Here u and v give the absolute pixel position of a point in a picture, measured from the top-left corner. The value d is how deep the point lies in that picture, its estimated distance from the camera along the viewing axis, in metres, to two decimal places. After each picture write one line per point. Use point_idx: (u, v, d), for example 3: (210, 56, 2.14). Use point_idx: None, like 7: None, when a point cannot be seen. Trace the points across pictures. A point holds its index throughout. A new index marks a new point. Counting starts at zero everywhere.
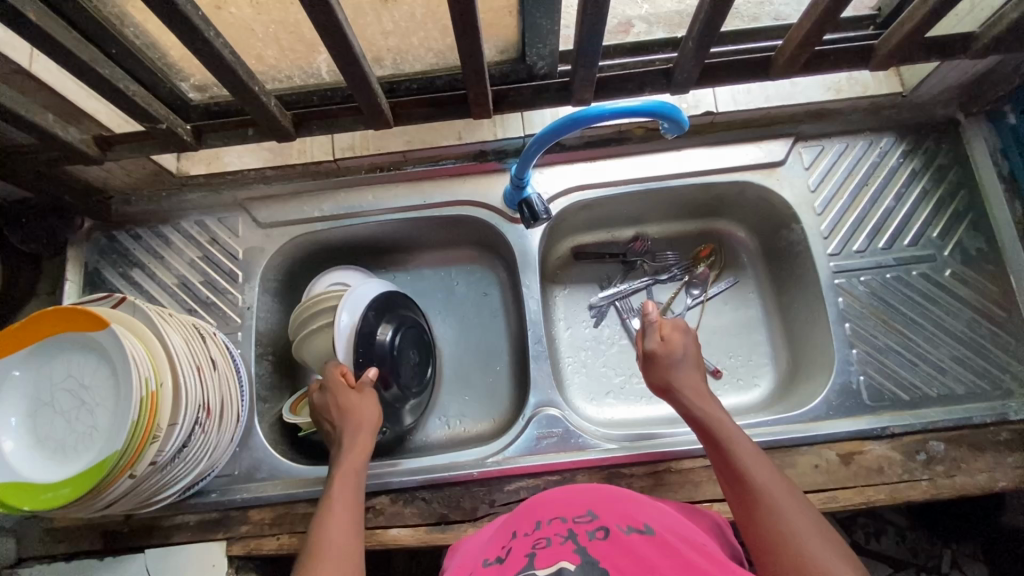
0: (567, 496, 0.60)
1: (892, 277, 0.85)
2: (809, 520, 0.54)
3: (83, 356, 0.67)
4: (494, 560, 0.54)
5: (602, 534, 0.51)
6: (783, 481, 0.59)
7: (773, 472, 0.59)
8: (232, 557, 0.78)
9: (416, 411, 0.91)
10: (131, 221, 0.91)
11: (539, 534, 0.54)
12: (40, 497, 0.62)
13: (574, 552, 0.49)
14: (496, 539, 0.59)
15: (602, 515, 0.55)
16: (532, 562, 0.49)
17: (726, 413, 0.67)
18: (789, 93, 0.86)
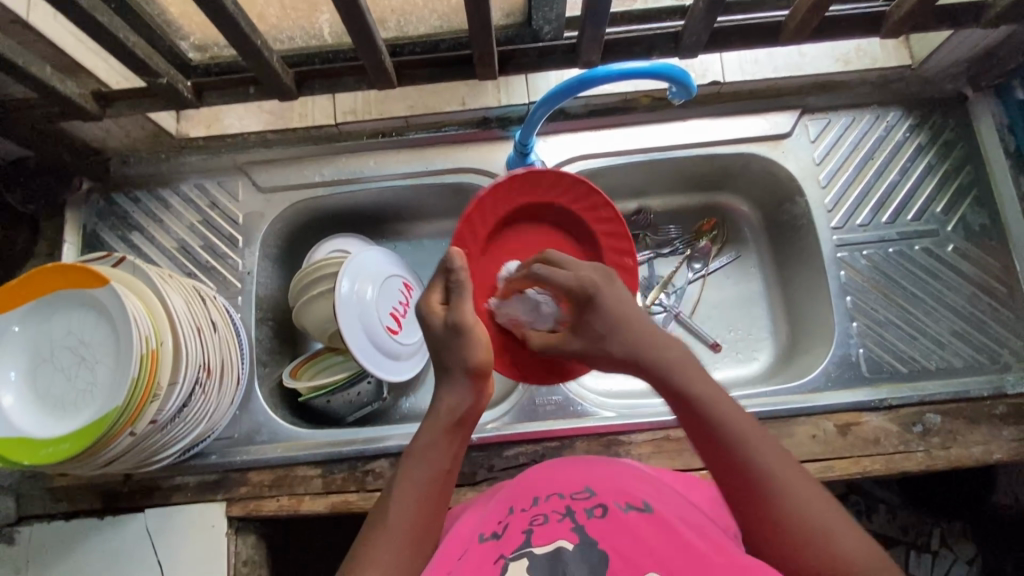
0: (566, 467, 0.60)
1: (895, 252, 0.85)
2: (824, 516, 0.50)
3: (82, 313, 0.67)
4: (490, 535, 0.54)
5: (600, 511, 0.52)
6: (786, 469, 0.52)
7: (775, 462, 0.52)
8: (232, 518, 0.79)
9: (395, 388, 0.95)
10: (130, 184, 0.90)
11: (537, 509, 0.55)
12: (40, 453, 0.62)
13: (572, 532, 0.50)
14: (492, 506, 0.60)
15: (600, 489, 0.55)
16: (529, 539, 0.51)
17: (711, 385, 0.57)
18: (798, 63, 0.86)
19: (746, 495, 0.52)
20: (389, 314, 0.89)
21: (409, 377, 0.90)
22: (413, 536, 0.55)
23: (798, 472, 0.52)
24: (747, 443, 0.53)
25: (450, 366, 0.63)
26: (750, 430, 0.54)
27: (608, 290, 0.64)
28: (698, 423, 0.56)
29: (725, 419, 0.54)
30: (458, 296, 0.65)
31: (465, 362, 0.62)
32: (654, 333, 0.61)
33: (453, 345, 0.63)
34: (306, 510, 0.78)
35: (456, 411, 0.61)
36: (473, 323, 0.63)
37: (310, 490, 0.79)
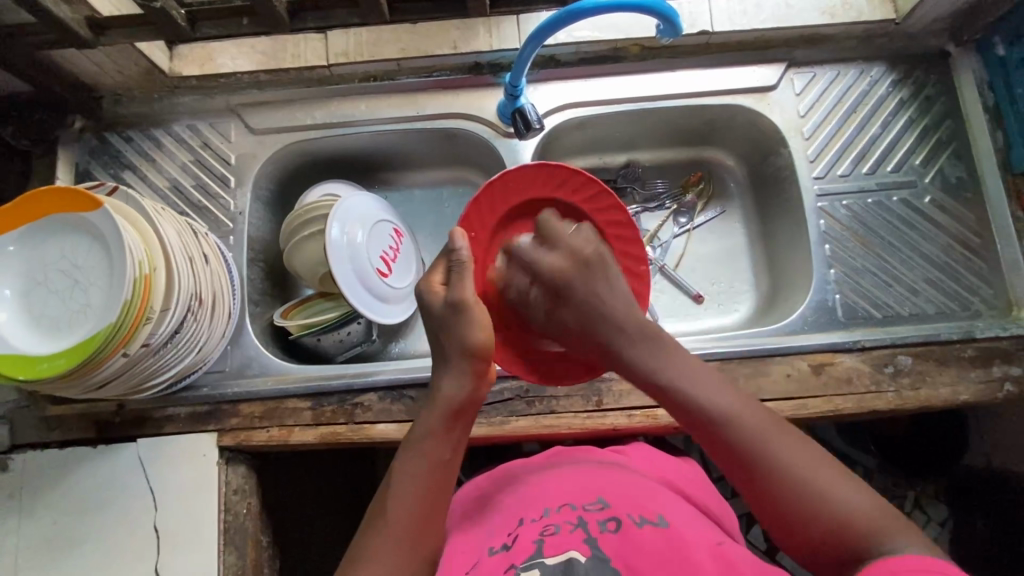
0: (575, 482, 0.64)
1: (873, 202, 0.87)
2: (819, 481, 0.50)
3: (76, 237, 0.68)
4: (501, 548, 0.58)
5: (613, 525, 0.55)
6: (781, 441, 0.52)
7: (769, 437, 0.52)
8: (222, 448, 0.81)
9: (386, 332, 0.97)
10: (123, 124, 0.91)
11: (549, 520, 0.58)
12: (34, 368, 0.64)
13: (584, 544, 0.53)
14: (502, 522, 0.63)
15: (614, 503, 0.59)
16: (541, 549, 0.53)
17: (696, 372, 0.57)
18: (785, 16, 0.88)
19: (746, 478, 0.53)
20: (379, 257, 0.90)
21: (397, 321, 0.92)
22: (412, 532, 0.56)
23: (785, 432, 0.53)
24: (735, 420, 0.54)
25: (449, 349, 0.61)
26: (738, 407, 0.54)
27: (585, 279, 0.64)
28: (684, 415, 0.56)
29: (706, 400, 0.55)
30: (460, 275, 0.64)
31: (464, 343, 0.61)
32: (625, 306, 0.62)
33: (453, 325, 0.62)
34: (295, 441, 0.80)
35: (455, 403, 0.60)
36: (475, 302, 0.62)
37: (299, 421, 0.81)
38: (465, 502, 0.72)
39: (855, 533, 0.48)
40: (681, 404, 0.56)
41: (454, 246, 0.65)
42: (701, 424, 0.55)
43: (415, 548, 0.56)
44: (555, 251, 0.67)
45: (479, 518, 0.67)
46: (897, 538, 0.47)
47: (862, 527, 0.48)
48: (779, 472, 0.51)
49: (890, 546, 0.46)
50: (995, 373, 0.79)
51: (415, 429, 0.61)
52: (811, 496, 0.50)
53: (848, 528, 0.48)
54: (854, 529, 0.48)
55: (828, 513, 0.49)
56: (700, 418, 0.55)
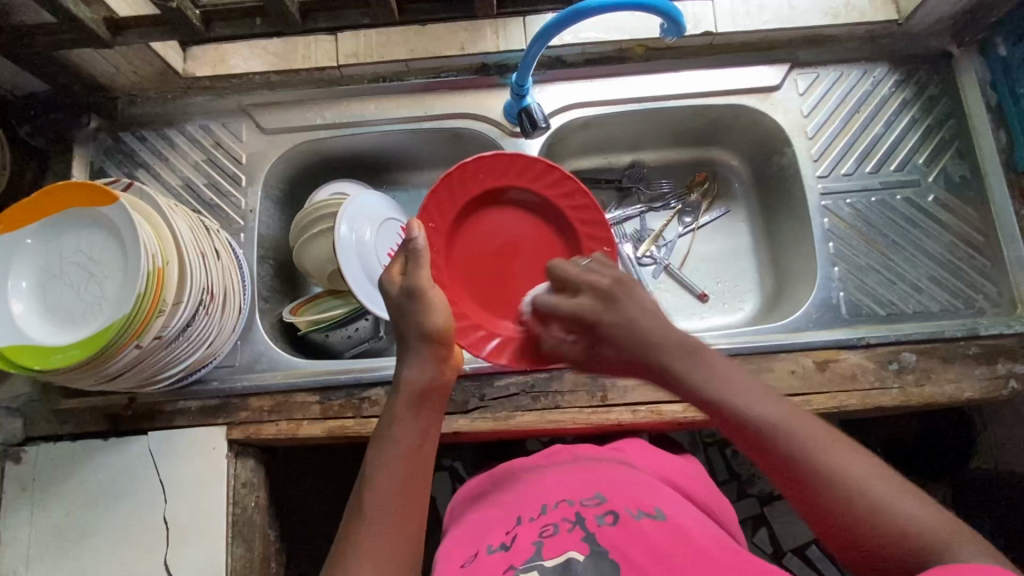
0: (573, 481, 0.65)
1: (877, 201, 0.88)
2: (885, 493, 0.49)
3: (92, 231, 0.69)
4: (499, 547, 0.58)
5: (611, 519, 0.56)
6: (835, 449, 0.51)
7: (819, 446, 0.51)
8: (232, 441, 0.82)
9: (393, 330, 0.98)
10: (137, 124, 0.92)
11: (547, 518, 0.58)
12: (48, 359, 0.65)
13: (582, 542, 0.53)
14: (500, 520, 0.63)
15: (610, 498, 0.60)
16: (539, 552, 0.54)
17: (738, 382, 0.56)
18: (788, 17, 0.89)
19: (794, 487, 0.52)
20: (387, 254, 0.91)
21: None
22: (398, 514, 0.57)
23: (839, 441, 0.52)
24: (784, 431, 0.52)
25: (407, 334, 0.63)
26: (785, 420, 0.53)
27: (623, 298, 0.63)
28: (723, 421, 0.55)
29: (743, 407, 0.54)
30: (414, 262, 0.65)
31: (421, 328, 0.62)
32: (670, 330, 0.60)
33: (411, 312, 0.63)
34: (304, 434, 0.81)
35: (419, 385, 0.62)
36: (429, 287, 0.64)
37: (308, 415, 0.82)
38: (466, 503, 0.73)
39: (919, 548, 0.46)
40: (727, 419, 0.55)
41: (410, 236, 0.65)
42: (737, 428, 0.54)
43: (403, 530, 0.56)
44: (576, 292, 0.66)
45: (478, 517, 0.67)
46: (965, 552, 0.45)
47: (928, 540, 0.46)
48: (828, 484, 0.50)
49: (961, 559, 0.44)
50: (999, 370, 0.79)
51: (384, 414, 0.62)
52: (872, 511, 0.48)
53: (913, 543, 0.46)
54: (917, 543, 0.46)
55: (886, 523, 0.47)
56: (738, 423, 0.54)
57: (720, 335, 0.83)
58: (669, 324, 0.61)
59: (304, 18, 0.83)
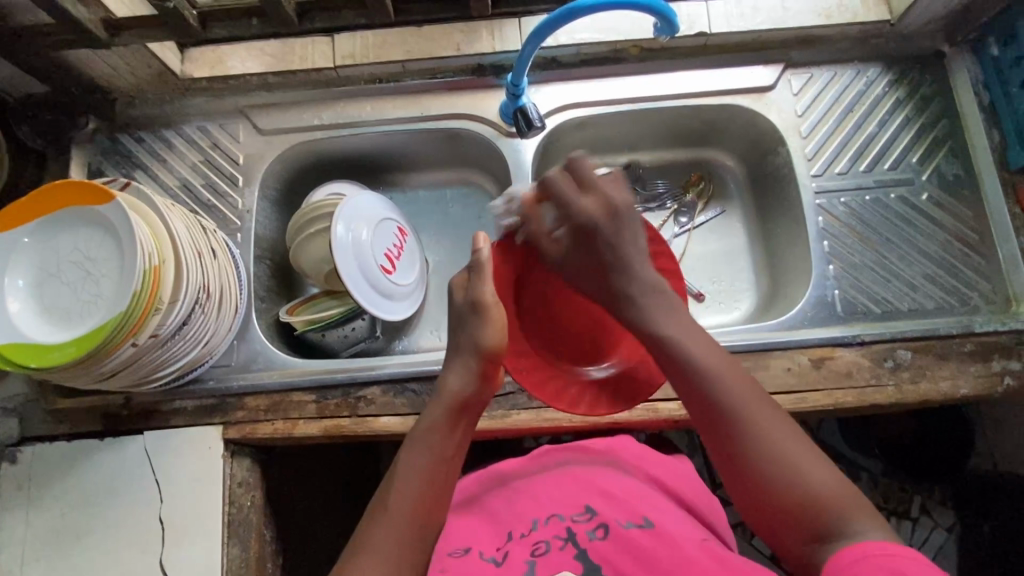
0: (561, 488, 0.65)
1: (871, 199, 0.88)
2: (797, 453, 0.55)
3: (89, 230, 0.70)
4: (490, 560, 0.58)
5: (602, 533, 0.57)
6: (764, 407, 0.58)
7: (752, 400, 0.58)
8: (228, 441, 0.82)
9: (389, 330, 0.98)
10: (135, 125, 0.93)
11: (537, 536, 0.59)
12: (45, 356, 0.65)
13: (575, 561, 0.54)
14: (489, 529, 0.63)
15: (601, 510, 0.60)
16: (533, 570, 0.55)
17: (691, 331, 0.62)
18: (782, 17, 0.90)
19: (717, 432, 0.58)
20: (383, 254, 0.91)
21: (402, 317, 0.93)
22: (413, 517, 0.58)
23: (766, 405, 0.58)
24: (721, 383, 0.59)
25: (461, 345, 0.68)
26: (722, 370, 0.59)
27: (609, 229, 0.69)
28: (670, 363, 0.61)
29: (690, 350, 0.61)
30: (480, 275, 0.71)
31: (478, 344, 0.67)
32: (637, 273, 0.67)
33: (470, 323, 0.68)
34: (300, 433, 0.81)
35: (459, 399, 0.65)
36: (493, 303, 0.69)
37: (303, 414, 0.82)
38: (452, 503, 0.71)
39: (819, 507, 0.53)
40: (673, 359, 0.61)
41: (475, 248, 0.72)
42: (682, 372, 0.60)
43: (417, 533, 0.58)
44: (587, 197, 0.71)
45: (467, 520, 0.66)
46: (860, 521, 0.51)
47: (826, 504, 0.53)
48: (750, 435, 0.56)
49: (856, 529, 0.51)
50: (994, 367, 0.79)
51: (420, 422, 0.65)
52: (780, 465, 0.55)
53: (811, 501, 0.53)
54: (817, 503, 0.53)
55: (789, 479, 0.54)
56: (681, 366, 0.60)
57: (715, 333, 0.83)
58: (647, 265, 0.68)
59: (302, 19, 0.85)
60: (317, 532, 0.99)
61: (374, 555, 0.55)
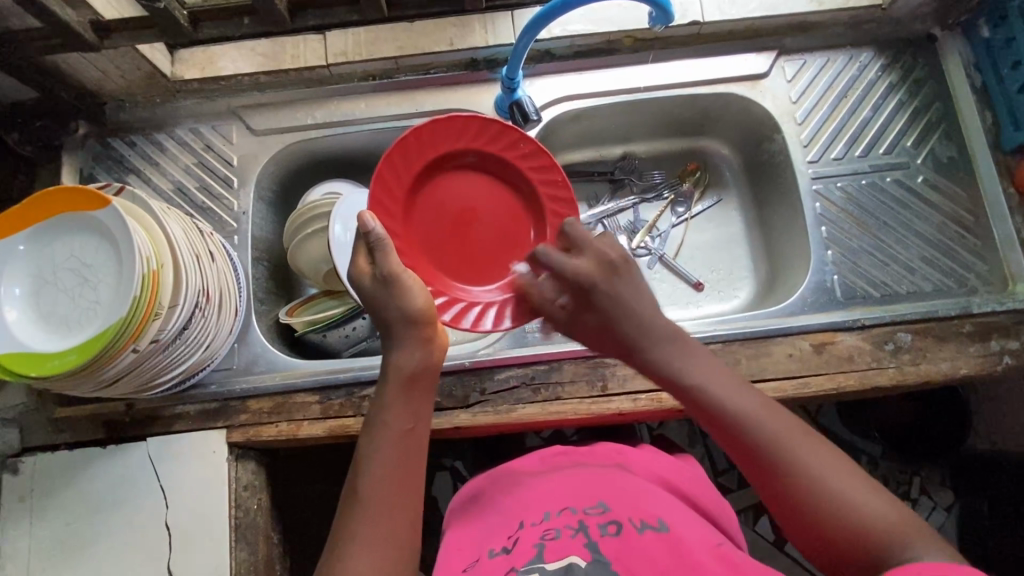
0: (573, 485, 0.65)
1: (868, 184, 0.89)
2: (849, 483, 0.54)
3: (85, 236, 0.69)
4: (500, 550, 0.58)
5: (614, 529, 0.56)
6: (810, 442, 0.56)
7: (798, 438, 0.56)
8: (232, 444, 0.81)
9: None
10: (126, 128, 0.92)
11: (548, 524, 0.59)
12: (46, 364, 0.64)
13: (585, 549, 0.54)
14: (500, 526, 0.64)
15: (614, 507, 0.60)
16: (541, 554, 0.54)
17: (718, 375, 0.61)
18: (774, 4, 0.89)
19: (760, 473, 0.57)
20: None
21: None
22: (387, 510, 0.57)
23: (812, 443, 0.56)
24: (756, 423, 0.57)
25: (391, 320, 0.61)
26: (757, 411, 0.58)
27: (623, 274, 0.64)
28: (701, 411, 0.60)
29: (722, 399, 0.59)
30: (381, 252, 0.61)
31: (407, 314, 0.61)
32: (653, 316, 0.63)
33: (387, 299, 0.61)
34: (304, 435, 0.81)
35: (409, 371, 0.61)
36: (406, 271, 0.61)
37: (307, 415, 0.82)
38: (459, 504, 0.73)
39: (873, 538, 0.51)
40: (711, 412, 0.59)
41: (368, 227, 0.60)
42: (719, 421, 0.59)
43: (394, 524, 0.57)
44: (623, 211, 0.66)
45: (478, 518, 0.68)
46: (919, 545, 0.50)
47: (890, 536, 0.51)
48: (796, 472, 0.55)
49: (919, 554, 0.49)
50: (993, 347, 0.80)
51: (374, 404, 0.61)
52: (836, 508, 0.53)
53: (876, 536, 0.51)
54: (876, 535, 0.51)
55: (848, 518, 0.52)
56: (715, 412, 0.59)
57: (717, 321, 0.84)
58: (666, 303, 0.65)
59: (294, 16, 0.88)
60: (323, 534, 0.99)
61: (364, 549, 0.54)
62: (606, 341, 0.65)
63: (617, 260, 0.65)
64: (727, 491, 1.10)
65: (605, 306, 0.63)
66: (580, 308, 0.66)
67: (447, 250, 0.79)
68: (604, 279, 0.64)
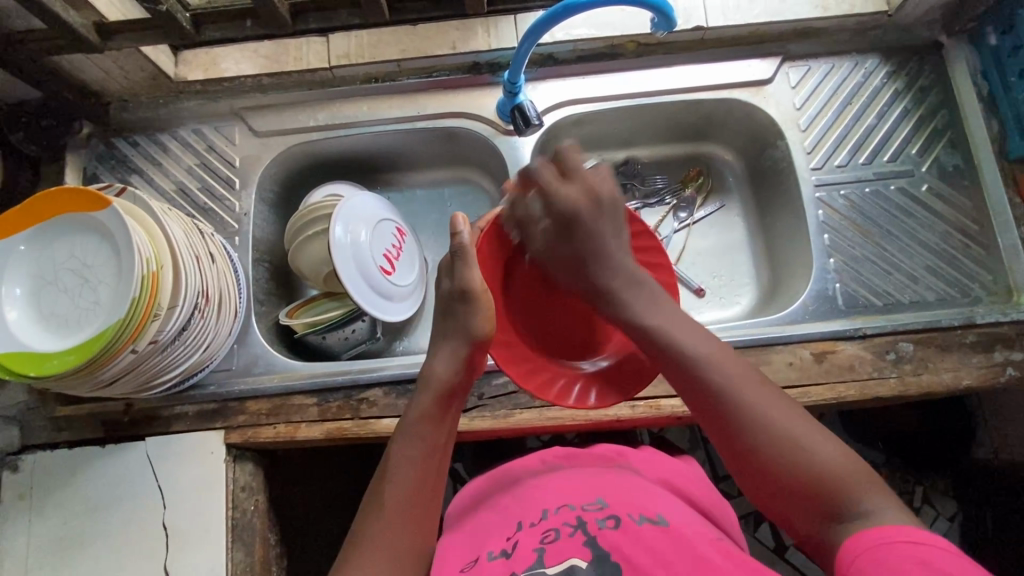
0: (572, 487, 0.64)
1: (871, 192, 0.88)
2: (799, 431, 0.54)
3: (86, 236, 0.69)
4: (500, 553, 0.58)
5: (613, 522, 0.56)
6: (762, 388, 0.57)
7: (748, 381, 0.57)
8: (230, 445, 0.81)
9: (389, 330, 0.98)
10: (130, 128, 0.92)
11: (546, 525, 0.58)
12: (45, 364, 0.64)
13: (584, 549, 0.53)
14: (501, 526, 0.63)
15: (612, 503, 0.60)
16: (542, 559, 0.53)
17: (677, 322, 0.62)
18: (778, 10, 0.89)
19: (713, 421, 0.58)
20: (383, 255, 0.90)
21: (402, 317, 0.92)
22: (408, 516, 0.58)
23: (764, 391, 0.57)
24: (709, 364, 0.59)
25: (450, 330, 0.65)
26: (711, 353, 0.59)
27: (589, 220, 0.67)
28: (661, 353, 0.61)
29: (678, 339, 0.60)
30: (464, 260, 0.66)
31: (468, 331, 0.65)
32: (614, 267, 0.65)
33: (460, 312, 0.65)
34: (302, 436, 0.81)
35: (448, 385, 0.63)
36: (483, 290, 0.66)
37: (305, 417, 0.82)
38: (459, 505, 0.72)
39: (823, 484, 0.52)
40: (666, 352, 0.60)
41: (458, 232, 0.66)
42: (670, 358, 0.60)
43: (411, 532, 0.57)
44: (569, 183, 0.68)
45: (475, 522, 0.67)
46: (873, 496, 0.50)
47: (839, 480, 0.51)
48: (753, 421, 0.55)
49: (869, 503, 0.50)
50: (996, 358, 0.79)
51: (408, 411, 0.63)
52: (784, 449, 0.54)
53: (824, 481, 0.52)
54: (825, 480, 0.52)
55: (797, 464, 0.53)
56: (673, 356, 0.60)
57: (717, 328, 0.83)
58: (625, 253, 0.67)
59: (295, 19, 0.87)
60: (320, 534, 0.99)
61: (375, 551, 0.55)
62: (576, 273, 0.68)
63: (565, 236, 0.67)
64: (727, 497, 1.10)
65: (585, 237, 0.66)
66: (557, 238, 0.68)
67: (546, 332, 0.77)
68: (588, 209, 0.67)
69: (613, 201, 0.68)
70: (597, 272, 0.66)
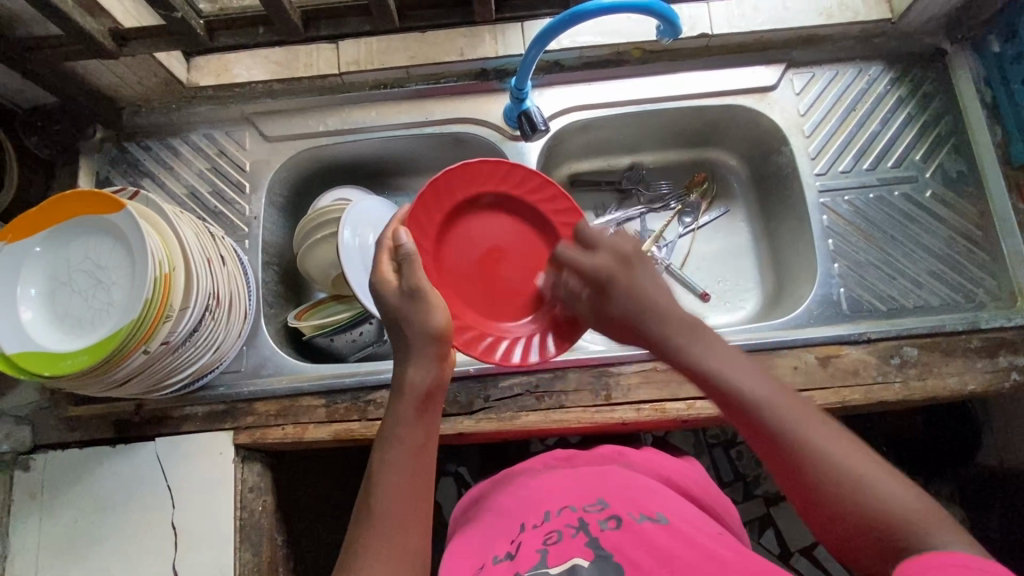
0: (575, 487, 0.65)
1: (875, 197, 0.89)
2: (868, 475, 0.50)
3: (99, 238, 0.70)
4: (504, 556, 0.58)
5: (614, 523, 0.56)
6: (830, 429, 0.52)
7: (815, 422, 0.53)
8: (238, 446, 0.82)
9: (396, 333, 0.98)
10: (142, 133, 0.94)
11: (550, 526, 0.59)
12: (59, 364, 0.66)
13: (586, 548, 0.54)
14: (505, 529, 0.63)
15: (612, 503, 0.60)
16: (544, 559, 0.54)
17: (736, 358, 0.57)
18: (782, 17, 0.90)
19: (780, 463, 0.53)
20: None
21: None
22: (402, 521, 0.57)
23: (831, 431, 0.52)
24: (773, 406, 0.54)
25: (410, 337, 0.63)
26: (774, 395, 0.54)
27: (624, 279, 0.63)
28: (718, 395, 0.57)
29: (738, 381, 0.55)
30: (409, 265, 0.64)
31: (427, 327, 0.63)
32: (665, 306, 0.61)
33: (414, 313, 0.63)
34: (310, 437, 0.82)
35: (423, 389, 0.62)
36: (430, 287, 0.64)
37: (313, 419, 0.83)
38: (466, 509, 0.73)
39: (899, 531, 0.47)
40: (727, 394, 0.55)
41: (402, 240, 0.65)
42: (729, 399, 0.55)
43: (407, 536, 0.57)
44: (595, 253, 0.66)
45: (480, 527, 0.67)
46: (943, 537, 0.46)
47: (912, 527, 0.47)
48: (821, 465, 0.51)
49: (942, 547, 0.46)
50: (1001, 363, 0.79)
51: (387, 419, 0.63)
52: (856, 493, 0.49)
53: (899, 529, 0.47)
54: (899, 528, 0.48)
55: (869, 510, 0.49)
56: (733, 397, 0.55)
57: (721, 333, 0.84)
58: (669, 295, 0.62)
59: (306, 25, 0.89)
60: (326, 536, 0.99)
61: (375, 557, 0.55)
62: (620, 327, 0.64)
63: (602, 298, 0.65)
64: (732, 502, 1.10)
65: (621, 295, 0.63)
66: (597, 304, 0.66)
67: (474, 289, 0.77)
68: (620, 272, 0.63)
69: (645, 259, 0.65)
70: (646, 322, 0.61)
